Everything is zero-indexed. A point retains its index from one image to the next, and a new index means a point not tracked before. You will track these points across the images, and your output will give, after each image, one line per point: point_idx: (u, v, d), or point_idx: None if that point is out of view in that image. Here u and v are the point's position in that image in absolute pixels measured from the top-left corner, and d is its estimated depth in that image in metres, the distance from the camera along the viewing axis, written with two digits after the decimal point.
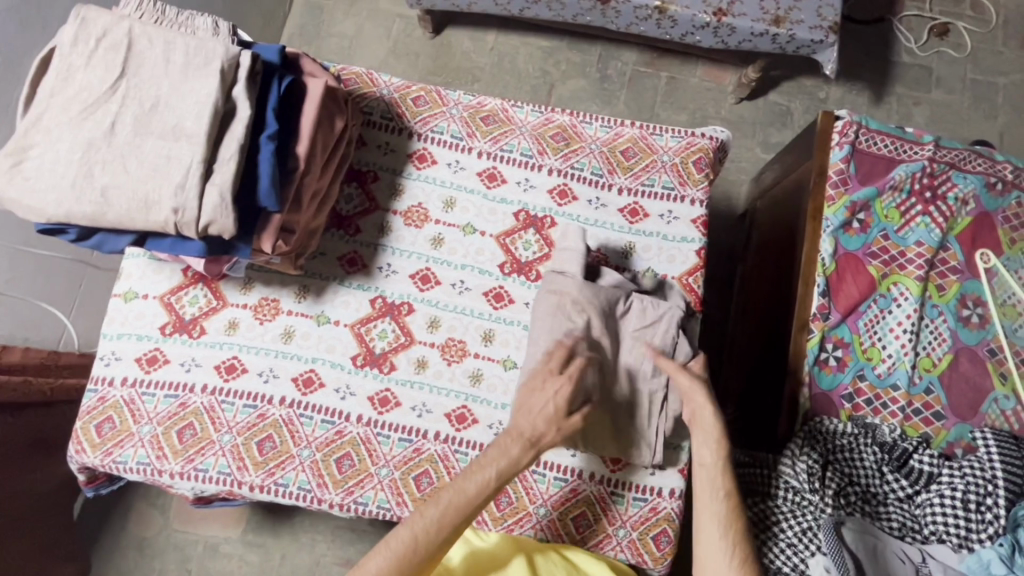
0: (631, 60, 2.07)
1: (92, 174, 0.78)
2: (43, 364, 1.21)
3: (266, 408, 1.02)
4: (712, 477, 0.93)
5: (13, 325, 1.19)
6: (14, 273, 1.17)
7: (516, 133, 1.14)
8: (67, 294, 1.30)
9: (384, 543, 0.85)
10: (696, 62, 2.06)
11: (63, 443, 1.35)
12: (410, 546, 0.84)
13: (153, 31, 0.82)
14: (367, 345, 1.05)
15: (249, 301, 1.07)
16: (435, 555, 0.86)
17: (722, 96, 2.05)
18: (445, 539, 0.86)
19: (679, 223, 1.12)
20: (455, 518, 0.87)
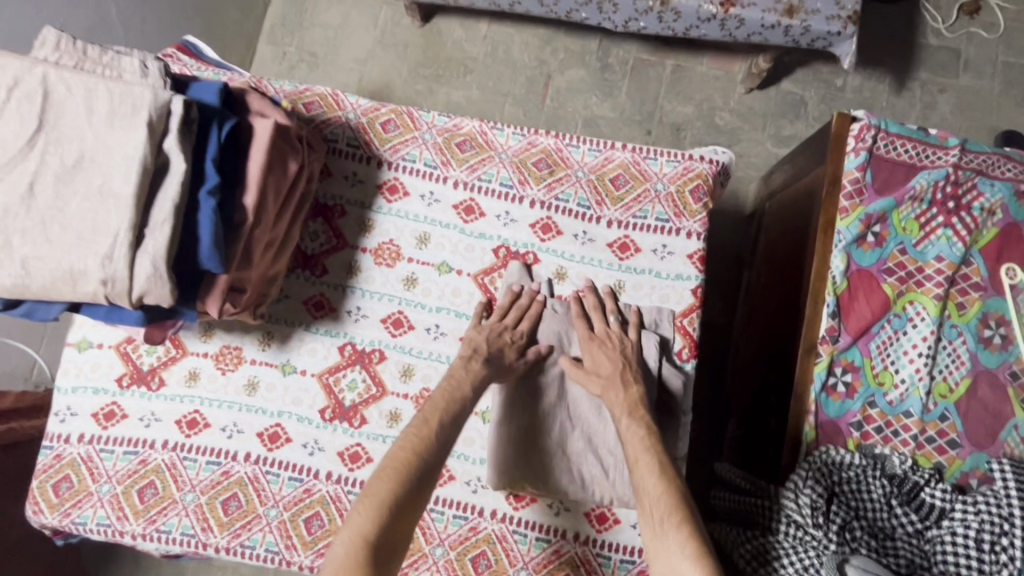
0: (633, 47, 1.94)
1: (10, 245, 0.70)
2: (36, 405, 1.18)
3: (231, 465, 0.97)
4: (633, 441, 0.86)
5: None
6: None
7: (495, 161, 1.04)
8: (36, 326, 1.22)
9: (382, 471, 0.79)
10: (703, 49, 1.92)
11: None
12: (409, 458, 0.79)
13: (71, 77, 0.73)
14: (336, 397, 0.99)
15: (210, 350, 1.00)
16: (433, 470, 0.81)
17: (731, 85, 1.91)
18: (440, 449, 0.82)
19: (673, 259, 1.02)
20: (443, 431, 0.83)
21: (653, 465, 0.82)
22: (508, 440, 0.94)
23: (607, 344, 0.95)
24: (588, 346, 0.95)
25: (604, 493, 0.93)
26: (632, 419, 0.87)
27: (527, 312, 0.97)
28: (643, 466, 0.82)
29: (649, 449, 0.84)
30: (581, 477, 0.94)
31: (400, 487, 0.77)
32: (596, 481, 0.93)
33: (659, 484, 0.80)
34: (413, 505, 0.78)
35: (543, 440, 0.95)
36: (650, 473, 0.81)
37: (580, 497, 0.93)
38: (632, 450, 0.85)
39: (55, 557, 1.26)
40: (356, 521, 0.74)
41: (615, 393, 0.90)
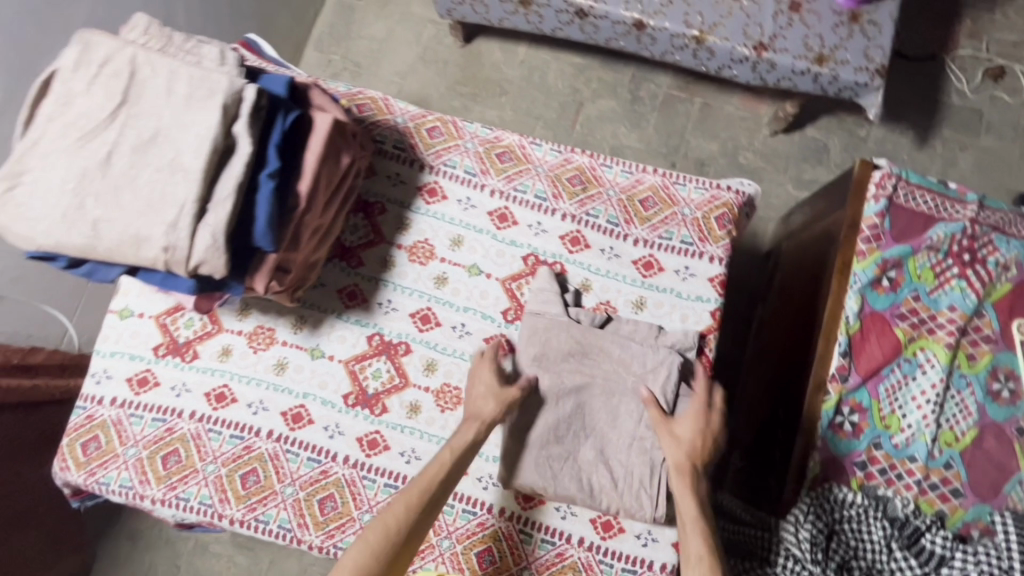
0: (664, 83, 2.02)
1: (84, 206, 0.76)
2: (57, 367, 1.26)
3: (253, 440, 1.00)
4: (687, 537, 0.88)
5: (11, 325, 1.18)
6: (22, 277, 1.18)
7: (532, 173, 1.10)
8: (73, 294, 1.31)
9: (356, 547, 0.83)
10: (732, 90, 2.00)
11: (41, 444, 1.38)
12: (381, 538, 0.83)
13: (157, 59, 0.79)
14: (360, 384, 1.02)
15: (245, 328, 1.04)
16: (409, 543, 0.85)
17: (757, 127, 1.98)
18: (414, 528, 0.85)
19: (695, 281, 1.06)
20: (425, 506, 0.86)
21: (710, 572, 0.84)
22: (514, 441, 0.98)
23: (711, 419, 0.94)
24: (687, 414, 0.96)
25: (612, 502, 0.95)
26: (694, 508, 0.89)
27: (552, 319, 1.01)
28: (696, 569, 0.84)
29: (708, 554, 0.86)
30: (590, 484, 0.96)
31: (370, 566, 0.81)
32: (604, 489, 0.95)
33: None
34: None
35: (551, 446, 0.97)
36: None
37: (587, 503, 0.95)
38: (693, 551, 0.86)
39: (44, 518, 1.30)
40: None
41: (685, 482, 0.91)
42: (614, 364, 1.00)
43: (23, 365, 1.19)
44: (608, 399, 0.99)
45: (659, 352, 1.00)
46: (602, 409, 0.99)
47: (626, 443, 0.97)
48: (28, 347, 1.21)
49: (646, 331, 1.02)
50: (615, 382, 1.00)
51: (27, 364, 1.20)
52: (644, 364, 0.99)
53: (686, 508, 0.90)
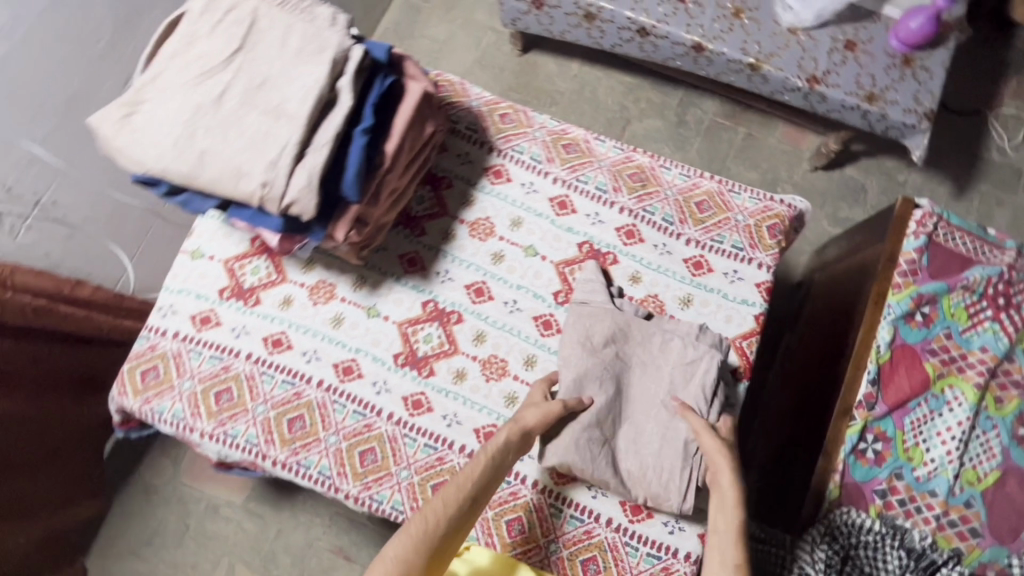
0: (711, 109, 2.10)
1: (193, 137, 0.81)
2: (105, 304, 1.31)
3: (303, 387, 1.04)
4: (722, 545, 0.89)
5: (80, 259, 1.28)
6: (91, 212, 1.26)
7: (594, 166, 1.14)
8: (134, 241, 1.39)
9: (401, 537, 0.82)
10: (776, 124, 2.08)
11: (55, 384, 1.42)
12: (426, 529, 0.83)
13: (277, 14, 0.86)
14: (411, 345, 1.06)
15: (307, 281, 1.09)
16: (449, 542, 0.85)
17: (797, 161, 2.05)
18: (456, 520, 0.86)
19: (742, 284, 1.09)
20: (464, 510, 0.87)
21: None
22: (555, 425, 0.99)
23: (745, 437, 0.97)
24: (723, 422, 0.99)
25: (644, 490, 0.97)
26: (731, 517, 0.91)
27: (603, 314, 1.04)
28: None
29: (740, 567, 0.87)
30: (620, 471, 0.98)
31: (415, 557, 0.81)
32: (636, 474, 0.98)
33: None
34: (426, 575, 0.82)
35: (591, 432, 0.98)
36: None
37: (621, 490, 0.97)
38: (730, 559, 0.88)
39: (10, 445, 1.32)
40: None
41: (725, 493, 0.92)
42: (655, 358, 1.04)
43: (70, 297, 1.23)
44: (645, 390, 1.03)
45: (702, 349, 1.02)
46: (640, 400, 1.02)
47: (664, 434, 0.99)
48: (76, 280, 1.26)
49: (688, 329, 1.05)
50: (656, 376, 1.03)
51: (75, 297, 1.24)
52: (686, 359, 1.02)
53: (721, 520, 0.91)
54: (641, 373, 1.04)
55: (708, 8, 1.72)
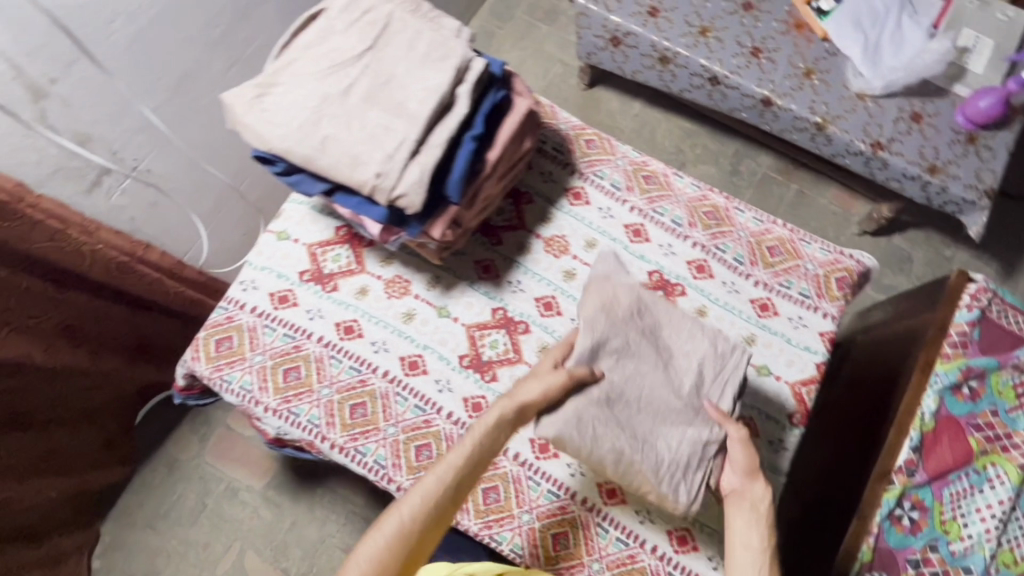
0: (765, 163, 2.17)
1: (318, 124, 0.86)
2: (167, 271, 1.32)
3: (369, 375, 1.07)
4: (755, 562, 0.84)
5: (163, 225, 1.34)
6: (180, 182, 1.32)
7: (672, 200, 1.18)
8: (211, 213, 1.44)
9: (373, 536, 0.85)
10: (827, 185, 2.13)
11: (116, 345, 1.46)
12: (399, 529, 0.84)
13: (409, 20, 0.92)
14: (476, 349, 1.09)
15: (384, 274, 1.12)
16: (425, 537, 0.86)
17: (846, 224, 2.09)
18: (432, 517, 0.86)
19: (806, 331, 1.11)
20: (441, 505, 0.87)
21: None
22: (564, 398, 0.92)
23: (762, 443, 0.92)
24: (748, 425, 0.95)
25: (640, 479, 0.89)
26: (762, 534, 0.86)
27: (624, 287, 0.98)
28: None
29: None
30: (625, 458, 0.89)
31: (390, 555, 0.83)
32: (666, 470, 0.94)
33: None
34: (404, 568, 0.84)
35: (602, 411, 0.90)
36: None
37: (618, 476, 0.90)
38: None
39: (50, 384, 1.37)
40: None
41: (746, 508, 0.88)
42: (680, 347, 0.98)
43: (144, 259, 1.24)
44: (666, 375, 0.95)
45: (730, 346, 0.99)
46: (660, 384, 0.94)
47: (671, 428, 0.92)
48: (147, 244, 1.27)
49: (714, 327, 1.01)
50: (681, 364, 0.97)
51: (146, 259, 1.26)
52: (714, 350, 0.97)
53: (749, 532, 0.86)
54: (664, 357, 0.97)
55: (781, 66, 1.78)
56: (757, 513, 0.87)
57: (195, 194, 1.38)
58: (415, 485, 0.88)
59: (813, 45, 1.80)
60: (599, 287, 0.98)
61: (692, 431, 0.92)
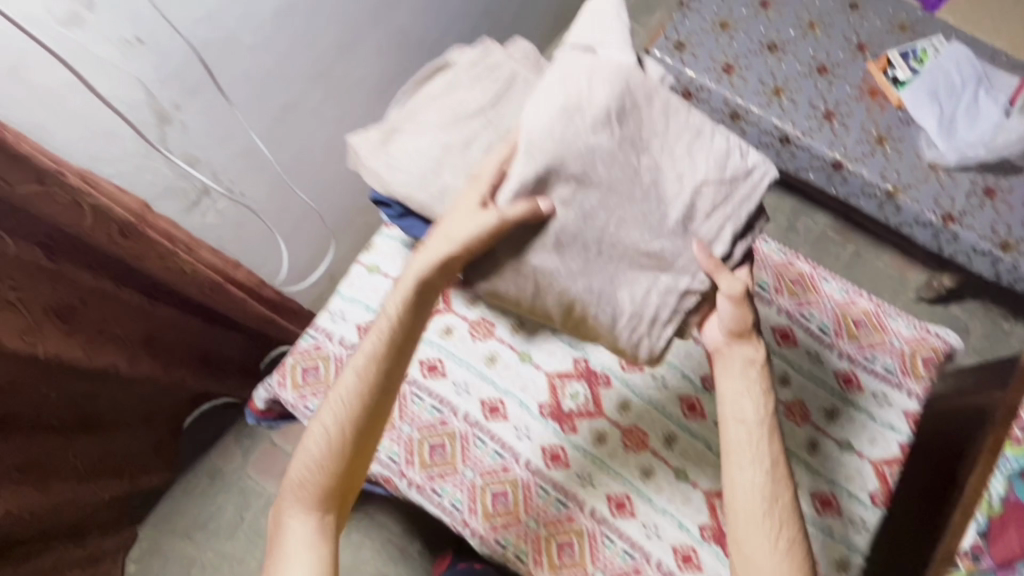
0: (822, 221, 2.15)
1: (440, 173, 0.89)
2: (252, 291, 1.30)
3: (450, 416, 1.08)
4: (749, 434, 0.85)
5: (246, 245, 1.36)
6: (269, 204, 1.35)
7: (759, 264, 1.18)
8: (291, 235, 1.47)
9: (304, 453, 0.88)
10: (884, 248, 2.11)
11: (186, 358, 1.46)
12: (327, 441, 0.87)
13: (533, 81, 0.95)
14: (557, 398, 1.09)
15: (469, 314, 1.14)
16: (358, 443, 0.88)
17: (902, 288, 2.06)
18: (356, 424, 0.87)
19: (890, 409, 1.09)
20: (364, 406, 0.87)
21: (759, 463, 0.84)
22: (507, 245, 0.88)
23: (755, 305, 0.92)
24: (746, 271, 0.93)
25: (593, 330, 0.92)
26: (756, 403, 0.88)
27: (610, 86, 0.83)
28: (739, 462, 0.85)
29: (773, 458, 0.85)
30: (574, 307, 0.90)
31: (324, 466, 0.87)
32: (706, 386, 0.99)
33: (764, 484, 0.83)
34: (341, 474, 0.87)
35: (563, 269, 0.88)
36: (756, 471, 0.84)
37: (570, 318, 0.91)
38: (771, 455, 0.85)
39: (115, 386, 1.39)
40: (294, 488, 0.87)
41: (743, 374, 0.90)
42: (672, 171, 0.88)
43: (234, 279, 1.22)
44: (648, 205, 0.87)
45: (731, 163, 0.88)
46: (635, 219, 0.86)
47: (646, 273, 0.89)
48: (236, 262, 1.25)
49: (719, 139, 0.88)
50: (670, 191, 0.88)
51: (236, 279, 1.23)
52: (709, 166, 0.88)
53: (737, 399, 0.88)
54: (652, 176, 0.87)
55: (854, 130, 1.79)
56: (750, 381, 0.89)
57: (279, 216, 1.41)
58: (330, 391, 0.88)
59: (886, 112, 1.81)
60: (575, 90, 0.82)
61: (663, 279, 0.89)
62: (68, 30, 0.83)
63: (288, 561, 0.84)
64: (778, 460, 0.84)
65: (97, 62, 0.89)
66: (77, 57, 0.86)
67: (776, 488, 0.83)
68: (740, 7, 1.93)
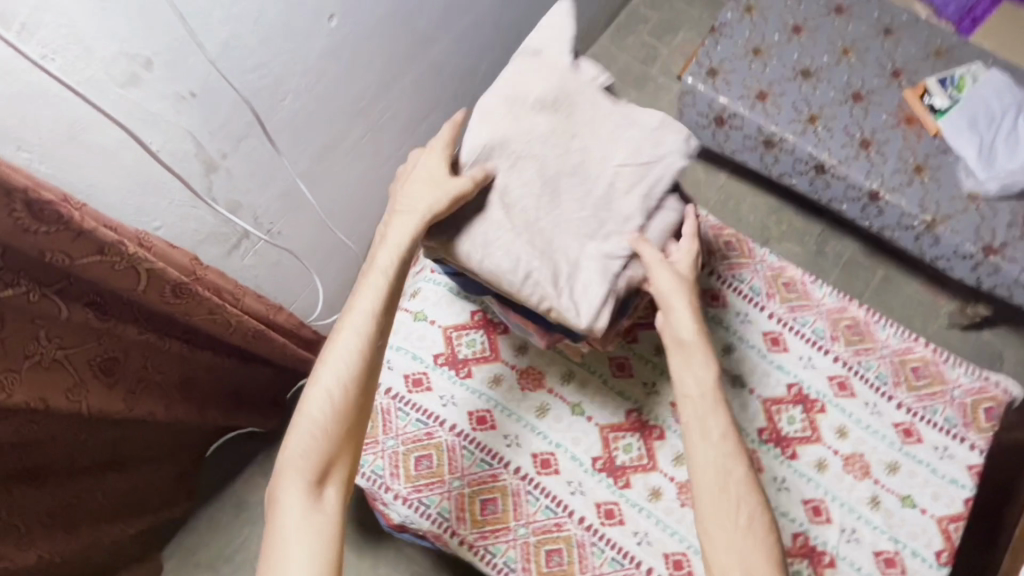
0: (851, 246, 2.04)
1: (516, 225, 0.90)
2: (289, 333, 1.26)
3: (501, 471, 1.05)
4: (700, 408, 0.90)
5: (279, 284, 1.31)
6: (305, 240, 1.30)
7: (813, 310, 1.16)
8: (323, 271, 1.43)
9: (302, 421, 0.88)
10: (917, 273, 2.00)
11: (215, 398, 1.41)
12: (327, 408, 0.87)
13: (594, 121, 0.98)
14: (610, 452, 1.06)
15: (518, 363, 1.11)
16: (359, 410, 0.89)
17: (933, 314, 1.97)
18: (357, 388, 0.88)
19: (952, 463, 1.06)
20: (364, 363, 0.88)
21: (707, 439, 0.88)
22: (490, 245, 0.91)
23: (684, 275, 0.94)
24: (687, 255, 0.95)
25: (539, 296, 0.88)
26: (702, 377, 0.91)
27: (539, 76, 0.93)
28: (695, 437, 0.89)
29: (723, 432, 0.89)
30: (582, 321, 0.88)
31: (326, 434, 0.87)
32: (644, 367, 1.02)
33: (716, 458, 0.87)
34: (340, 441, 0.88)
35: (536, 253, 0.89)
36: (712, 445, 0.88)
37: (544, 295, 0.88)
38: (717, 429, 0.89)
39: (137, 428, 1.32)
40: (294, 457, 0.87)
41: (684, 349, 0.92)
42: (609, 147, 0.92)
43: (273, 322, 1.18)
44: (578, 182, 0.92)
45: (667, 151, 0.92)
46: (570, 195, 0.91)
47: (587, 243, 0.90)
48: (276, 304, 1.22)
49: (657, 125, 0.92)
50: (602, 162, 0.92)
51: (273, 323, 1.19)
52: (644, 150, 0.92)
53: (682, 376, 0.92)
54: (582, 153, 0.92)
55: (891, 159, 1.76)
56: (695, 356, 0.92)
57: (315, 253, 1.37)
58: (325, 353, 0.88)
59: (923, 140, 1.78)
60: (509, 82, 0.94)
61: (593, 246, 0.90)
62: (123, 89, 0.81)
63: (290, 529, 0.83)
64: (728, 434, 0.89)
65: (149, 118, 0.86)
66: (129, 115, 0.84)
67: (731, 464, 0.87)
68: (772, 33, 1.91)
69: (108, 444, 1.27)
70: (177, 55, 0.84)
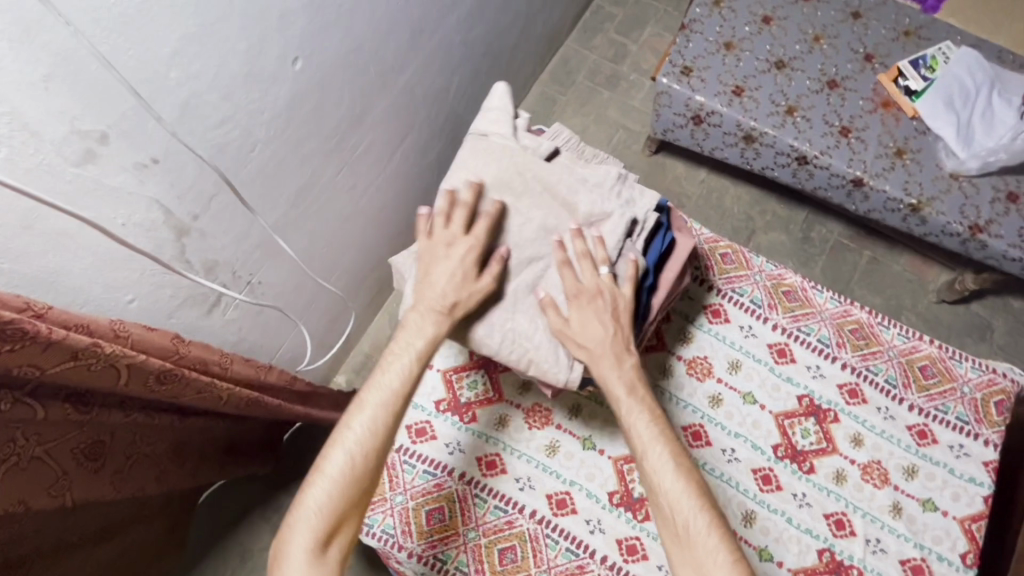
0: (836, 230, 1.99)
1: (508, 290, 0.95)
2: (281, 388, 1.21)
3: (516, 516, 1.02)
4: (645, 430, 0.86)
5: (262, 335, 1.25)
6: (285, 286, 1.24)
7: (816, 317, 1.14)
8: (305, 316, 1.37)
9: (317, 476, 0.82)
10: (901, 252, 1.96)
11: (211, 459, 1.34)
12: (348, 465, 0.82)
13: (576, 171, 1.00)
14: (627, 485, 1.03)
15: (523, 403, 1.08)
16: (375, 469, 0.84)
17: (922, 291, 1.93)
18: (380, 447, 0.84)
19: (969, 461, 1.05)
20: (387, 421, 0.84)
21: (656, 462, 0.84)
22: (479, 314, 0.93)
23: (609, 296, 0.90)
24: (627, 268, 0.93)
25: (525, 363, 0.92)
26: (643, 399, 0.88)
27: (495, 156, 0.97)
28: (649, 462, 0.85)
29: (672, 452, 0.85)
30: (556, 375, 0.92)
31: (342, 493, 0.81)
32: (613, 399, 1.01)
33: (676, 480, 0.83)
34: (354, 501, 0.83)
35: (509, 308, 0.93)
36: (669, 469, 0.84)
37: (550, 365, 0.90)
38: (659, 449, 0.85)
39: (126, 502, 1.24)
40: (304, 514, 0.81)
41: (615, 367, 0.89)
42: (549, 193, 0.97)
43: (263, 382, 1.13)
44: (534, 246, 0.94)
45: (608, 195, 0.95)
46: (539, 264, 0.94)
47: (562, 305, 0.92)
48: (265, 364, 1.17)
49: (608, 178, 0.96)
50: (546, 208, 0.96)
51: (263, 384, 1.14)
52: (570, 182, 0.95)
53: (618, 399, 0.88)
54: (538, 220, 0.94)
55: (872, 145, 1.75)
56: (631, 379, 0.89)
57: (298, 299, 1.31)
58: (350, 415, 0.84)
59: (902, 123, 1.77)
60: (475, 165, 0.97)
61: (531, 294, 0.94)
62: (79, 168, 0.75)
63: None
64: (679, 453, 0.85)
65: (110, 193, 0.80)
66: (87, 194, 0.78)
67: (662, 458, 0.85)
68: (742, 26, 1.88)
69: (99, 522, 1.19)
70: (134, 124, 0.78)
